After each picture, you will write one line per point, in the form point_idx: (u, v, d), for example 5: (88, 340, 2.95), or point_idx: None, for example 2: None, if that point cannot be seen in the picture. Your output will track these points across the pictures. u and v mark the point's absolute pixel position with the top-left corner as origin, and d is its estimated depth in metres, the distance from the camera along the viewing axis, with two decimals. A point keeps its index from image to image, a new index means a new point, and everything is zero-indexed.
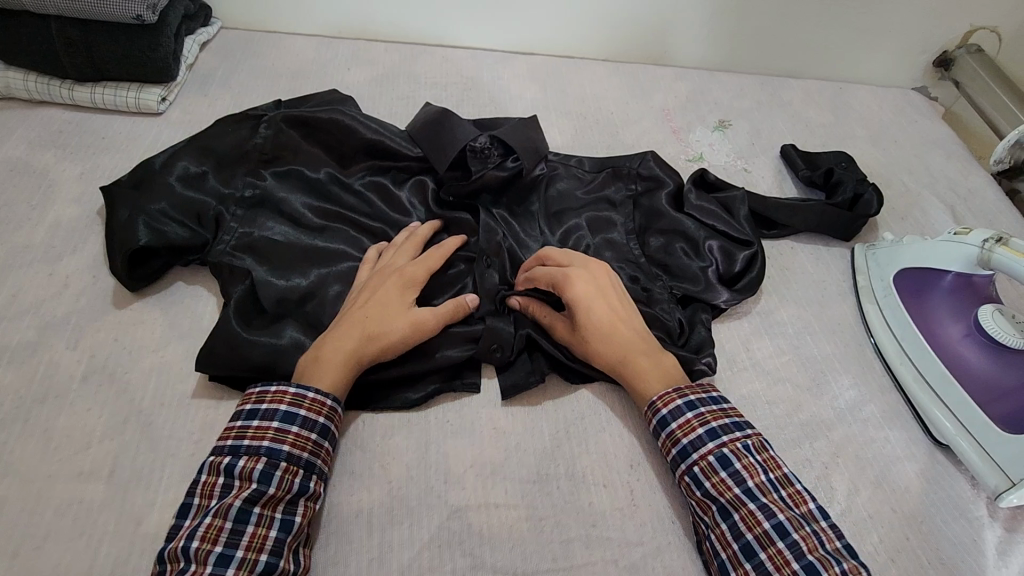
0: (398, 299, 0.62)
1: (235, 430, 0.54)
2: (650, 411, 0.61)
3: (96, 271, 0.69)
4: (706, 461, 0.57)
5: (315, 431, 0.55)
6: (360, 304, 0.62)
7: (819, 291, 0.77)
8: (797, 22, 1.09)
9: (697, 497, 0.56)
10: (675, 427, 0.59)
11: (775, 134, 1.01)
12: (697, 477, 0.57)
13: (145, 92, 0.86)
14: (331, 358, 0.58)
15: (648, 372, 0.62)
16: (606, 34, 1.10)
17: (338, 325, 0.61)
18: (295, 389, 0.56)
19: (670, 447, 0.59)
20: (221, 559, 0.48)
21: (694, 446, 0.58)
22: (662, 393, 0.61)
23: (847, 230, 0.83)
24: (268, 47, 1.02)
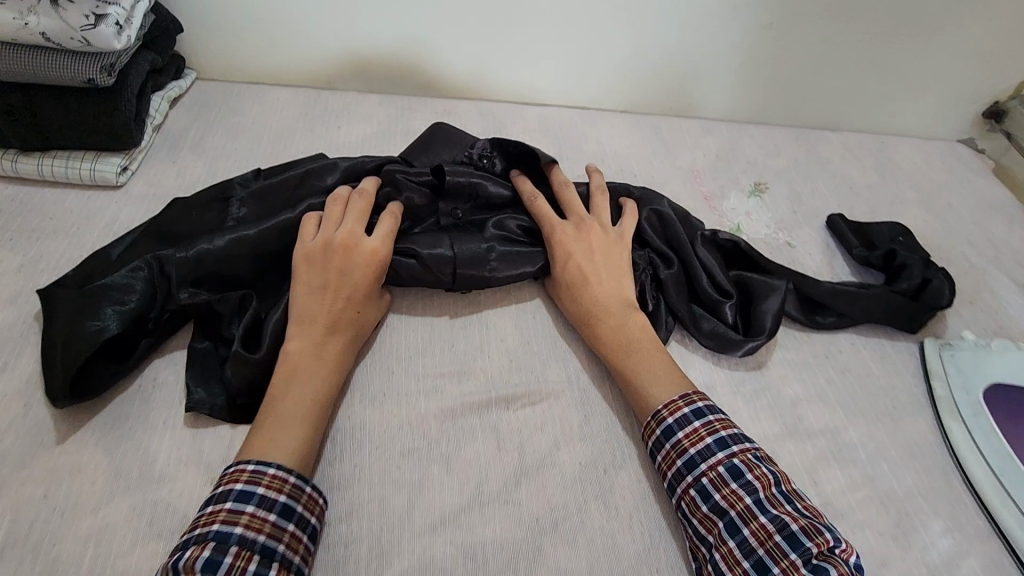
0: (367, 285, 0.62)
1: (188, 524, 0.48)
2: (655, 420, 0.58)
3: (28, 398, 0.57)
4: (716, 471, 0.54)
5: (293, 474, 0.51)
6: (339, 294, 0.61)
7: (892, 404, 0.66)
8: (838, 71, 0.98)
9: (703, 512, 0.53)
10: (682, 436, 0.56)
11: (817, 199, 0.90)
12: (705, 489, 0.53)
13: (103, 163, 0.75)
14: (324, 361, 0.58)
15: (653, 384, 0.60)
16: (624, 84, 0.99)
17: (319, 326, 0.59)
18: (254, 466, 0.50)
19: (676, 459, 0.55)
20: None
21: (702, 455, 0.55)
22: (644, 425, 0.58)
23: (913, 322, 0.72)
24: (248, 101, 0.91)
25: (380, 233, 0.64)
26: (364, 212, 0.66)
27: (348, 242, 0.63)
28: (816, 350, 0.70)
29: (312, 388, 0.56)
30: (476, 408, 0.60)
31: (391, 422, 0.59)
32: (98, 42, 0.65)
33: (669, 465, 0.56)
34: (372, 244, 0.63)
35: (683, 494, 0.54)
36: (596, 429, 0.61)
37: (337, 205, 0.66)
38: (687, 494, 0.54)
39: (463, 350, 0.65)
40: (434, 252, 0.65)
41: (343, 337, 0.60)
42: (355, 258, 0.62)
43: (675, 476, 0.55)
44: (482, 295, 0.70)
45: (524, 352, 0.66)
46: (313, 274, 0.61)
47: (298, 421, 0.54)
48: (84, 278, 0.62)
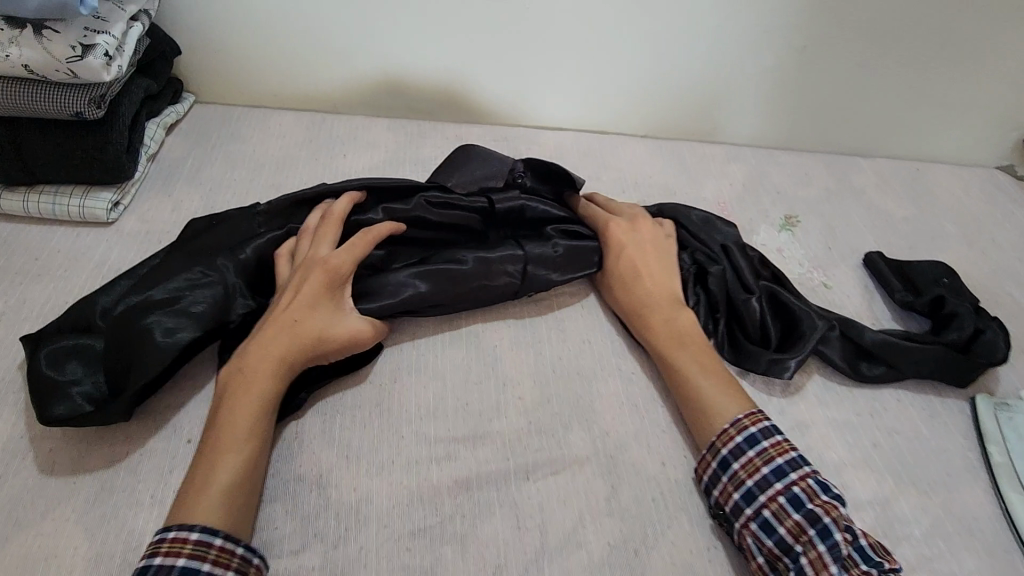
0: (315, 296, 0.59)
1: None
2: (737, 428, 0.56)
3: (6, 470, 0.52)
4: (806, 482, 0.53)
5: (195, 531, 0.47)
6: (285, 309, 0.58)
7: (943, 472, 0.61)
8: (873, 96, 0.92)
9: (793, 521, 0.51)
10: (768, 445, 0.55)
11: (853, 234, 0.84)
12: (798, 497, 0.52)
13: (93, 198, 0.70)
14: (262, 378, 0.55)
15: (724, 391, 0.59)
16: (645, 107, 0.94)
17: (265, 339, 0.57)
18: (157, 534, 0.47)
19: (763, 465, 0.54)
20: None
21: (791, 466, 0.54)
22: (720, 431, 0.57)
23: (961, 376, 0.67)
24: (248, 126, 0.86)
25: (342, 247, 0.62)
26: (331, 227, 0.64)
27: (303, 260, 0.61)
28: (859, 409, 0.65)
29: (251, 410, 0.53)
30: (494, 479, 0.56)
31: (401, 496, 0.54)
32: (85, 74, 0.61)
33: (751, 472, 0.54)
34: (325, 257, 0.61)
35: (768, 503, 0.53)
36: (623, 503, 0.56)
37: (306, 231, 0.65)
38: (775, 503, 0.52)
39: (478, 410, 0.60)
40: (505, 254, 0.67)
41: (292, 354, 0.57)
42: (305, 274, 0.60)
43: (761, 483, 0.53)
44: (498, 345, 0.65)
45: (544, 412, 0.61)
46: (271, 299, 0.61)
47: (228, 445, 0.51)
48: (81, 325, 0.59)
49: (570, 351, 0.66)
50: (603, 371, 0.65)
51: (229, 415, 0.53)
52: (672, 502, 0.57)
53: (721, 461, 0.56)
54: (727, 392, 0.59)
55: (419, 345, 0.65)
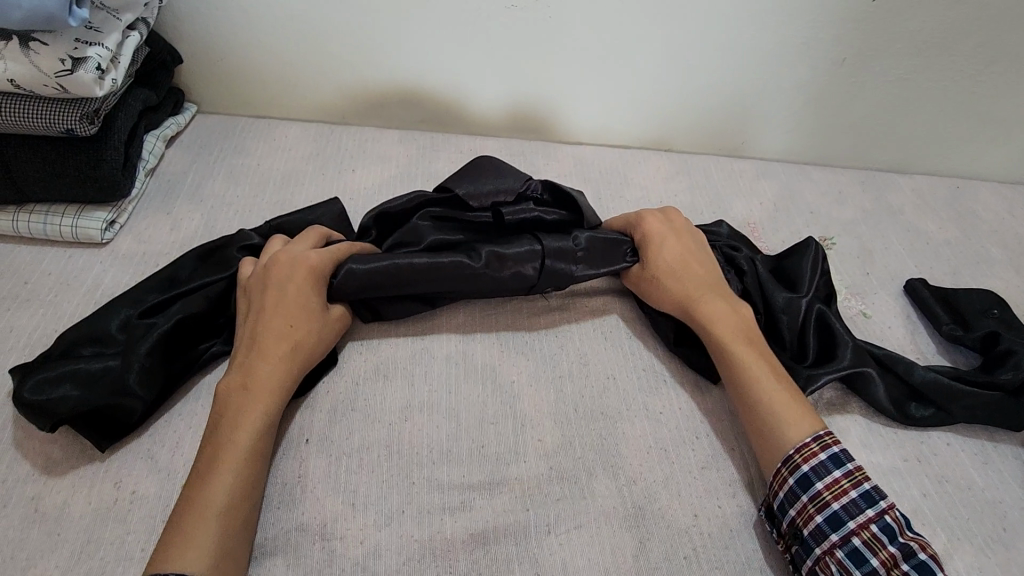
0: (308, 293, 0.57)
1: None
2: (821, 444, 0.53)
3: None
4: (894, 511, 0.51)
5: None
6: (275, 315, 0.56)
7: (1001, 526, 0.56)
8: (912, 109, 0.87)
9: (887, 552, 0.49)
10: (854, 468, 0.52)
11: (892, 258, 0.79)
12: (890, 529, 0.50)
13: (87, 218, 0.66)
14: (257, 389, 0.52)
15: (778, 402, 0.56)
16: (668, 120, 0.89)
17: (262, 344, 0.54)
18: None
19: (854, 490, 0.51)
20: None
21: (878, 492, 0.52)
22: (800, 446, 0.53)
23: (1019, 421, 0.61)
24: (252, 139, 0.81)
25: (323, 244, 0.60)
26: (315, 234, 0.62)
27: (280, 264, 0.58)
28: (906, 454, 0.60)
29: (251, 424, 0.51)
30: (513, 532, 0.51)
31: (412, 552, 0.50)
32: (75, 89, 0.57)
33: (842, 496, 0.51)
34: (306, 256, 0.59)
35: (858, 531, 0.50)
36: (653, 560, 0.51)
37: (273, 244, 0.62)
38: (867, 531, 0.50)
39: (495, 454, 0.56)
40: (521, 251, 0.62)
41: (289, 360, 0.54)
42: (286, 279, 0.57)
43: (850, 508, 0.51)
44: (517, 381, 0.61)
45: (566, 457, 0.56)
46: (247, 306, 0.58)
47: (228, 465, 0.49)
48: (69, 353, 0.55)
49: (593, 387, 0.61)
50: (629, 411, 0.60)
51: (224, 432, 0.50)
52: (706, 559, 0.52)
53: (803, 478, 0.52)
54: (789, 407, 0.55)
55: (431, 379, 0.60)
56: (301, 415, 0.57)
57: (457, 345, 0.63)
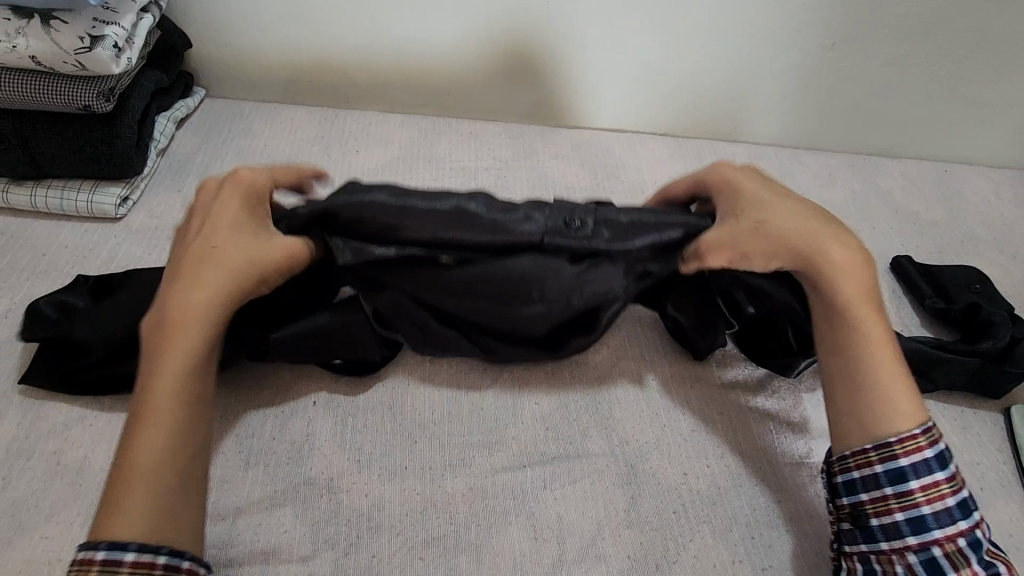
0: (232, 215, 0.54)
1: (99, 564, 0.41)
2: (930, 440, 0.49)
3: (8, 470, 0.51)
4: (983, 524, 0.49)
5: (101, 549, 0.42)
6: (195, 245, 0.52)
7: (977, 485, 0.59)
8: (902, 93, 0.89)
9: (970, 568, 0.47)
10: (954, 472, 0.50)
11: (880, 238, 0.81)
12: (977, 543, 0.48)
13: (101, 194, 0.68)
14: (179, 329, 0.48)
15: (890, 381, 0.51)
16: (665, 105, 0.92)
17: (187, 268, 0.51)
18: (106, 554, 0.42)
19: (951, 496, 0.49)
20: None
21: (972, 502, 0.50)
22: (908, 436, 0.49)
23: (996, 387, 0.64)
24: (259, 122, 0.84)
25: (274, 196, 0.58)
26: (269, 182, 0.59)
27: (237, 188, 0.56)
28: None
29: (172, 360, 0.47)
30: (510, 488, 0.54)
31: (414, 504, 0.52)
32: (94, 67, 0.60)
33: (938, 501, 0.49)
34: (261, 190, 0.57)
35: (944, 542, 0.48)
36: (643, 514, 0.54)
37: (204, 188, 0.57)
38: (954, 544, 0.48)
39: (493, 415, 0.58)
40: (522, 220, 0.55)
41: (211, 288, 0.49)
42: (217, 207, 0.54)
43: (943, 517, 0.48)
44: None
45: (561, 419, 0.58)
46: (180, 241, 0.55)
47: (155, 413, 0.46)
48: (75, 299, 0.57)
49: (588, 355, 0.63)
50: (623, 377, 0.62)
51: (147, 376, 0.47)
52: (695, 513, 0.54)
53: (897, 473, 0.49)
54: (903, 387, 0.51)
55: None
56: (309, 379, 0.59)
57: None
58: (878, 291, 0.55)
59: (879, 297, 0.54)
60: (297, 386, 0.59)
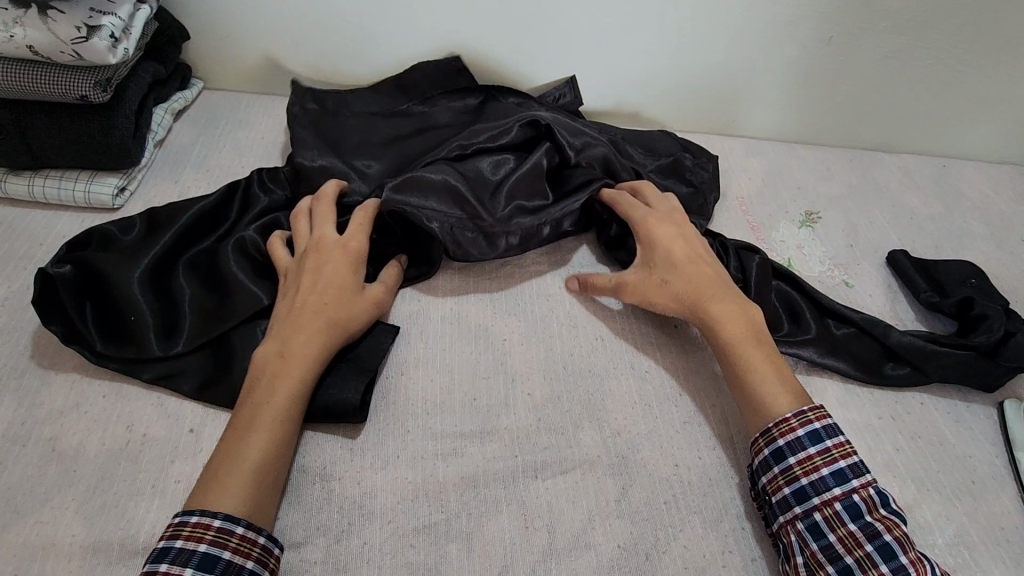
0: (342, 271, 0.59)
1: (211, 532, 0.45)
2: (799, 419, 0.53)
3: (4, 456, 0.51)
4: (867, 491, 0.51)
5: (218, 517, 0.46)
6: (311, 297, 0.57)
7: (969, 478, 0.59)
8: (899, 88, 0.89)
9: (846, 530, 0.49)
10: (831, 445, 0.52)
11: (876, 233, 0.81)
12: (855, 508, 0.50)
13: (98, 184, 0.69)
14: (292, 362, 0.53)
15: (767, 386, 0.56)
16: (661, 99, 0.92)
17: (312, 314, 0.56)
18: (221, 522, 0.46)
19: (822, 466, 0.51)
20: (204, 562, 0.44)
21: (853, 471, 0.51)
22: (781, 421, 0.54)
23: (991, 381, 0.64)
24: (257, 114, 0.84)
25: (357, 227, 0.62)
26: (327, 211, 0.64)
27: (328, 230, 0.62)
28: (880, 412, 0.63)
29: (289, 384, 0.52)
30: (501, 477, 0.54)
31: (406, 492, 0.53)
32: (90, 57, 0.60)
33: (811, 471, 0.52)
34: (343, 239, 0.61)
35: (822, 507, 0.50)
36: (634, 504, 0.54)
37: (301, 215, 0.64)
38: (830, 508, 0.50)
39: (486, 406, 0.58)
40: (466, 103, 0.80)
41: (320, 333, 0.55)
42: (327, 257, 0.59)
43: (817, 485, 0.51)
44: (509, 341, 0.63)
45: (554, 410, 0.59)
46: (288, 289, 0.58)
47: (264, 422, 0.50)
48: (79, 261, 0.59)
49: (580, 345, 0.64)
50: (616, 368, 0.63)
51: (260, 394, 0.52)
52: (686, 503, 0.55)
53: (776, 451, 0.53)
54: (775, 385, 0.56)
55: (426, 337, 0.63)
56: None
57: (452, 306, 0.65)
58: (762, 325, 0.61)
59: (760, 329, 0.60)
60: None
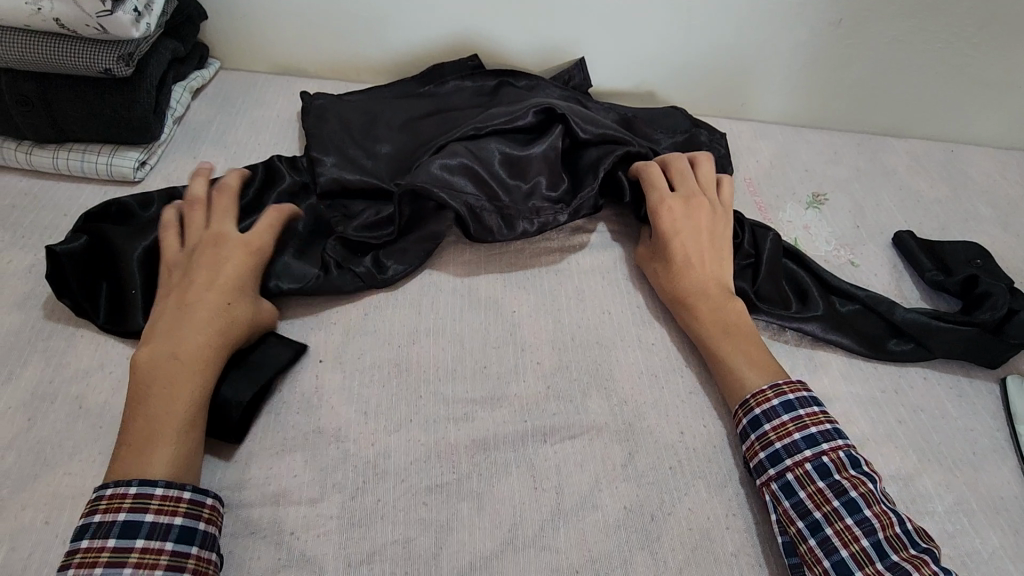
0: (238, 269, 0.59)
1: (128, 501, 0.46)
2: (773, 391, 0.56)
3: (32, 412, 0.53)
4: (836, 453, 0.53)
5: (133, 485, 0.47)
6: (202, 293, 0.56)
7: (970, 449, 0.60)
8: (908, 72, 0.89)
9: (815, 488, 0.52)
10: (803, 413, 0.55)
11: (883, 214, 0.82)
12: (824, 468, 0.52)
13: (120, 157, 0.71)
14: (182, 363, 0.52)
15: (742, 369, 0.59)
16: (671, 82, 0.92)
17: (200, 314, 0.55)
18: (137, 489, 0.46)
19: (795, 431, 0.54)
20: (126, 528, 0.45)
21: (824, 436, 0.54)
22: (756, 392, 0.57)
23: (993, 357, 0.65)
24: (273, 93, 0.86)
25: (263, 227, 0.62)
26: (230, 207, 0.64)
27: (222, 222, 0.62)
28: (884, 385, 0.64)
29: (187, 389, 0.51)
30: (511, 440, 0.56)
31: (418, 453, 0.54)
32: (114, 30, 0.62)
33: (784, 435, 0.54)
34: (241, 237, 0.61)
35: (793, 468, 0.53)
36: (640, 469, 0.56)
37: (197, 202, 0.63)
38: (800, 468, 0.53)
39: (496, 373, 0.60)
40: (479, 85, 0.82)
41: (211, 327, 0.55)
42: (225, 251, 0.59)
43: (789, 448, 0.53)
44: (519, 312, 0.65)
45: (562, 378, 0.60)
46: (177, 282, 0.57)
47: (167, 424, 0.50)
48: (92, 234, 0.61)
49: (590, 317, 0.65)
50: (623, 339, 0.64)
51: (156, 397, 0.51)
52: (691, 469, 0.56)
53: (754, 419, 0.56)
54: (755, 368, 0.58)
55: (438, 307, 0.64)
56: (317, 334, 0.61)
57: (463, 279, 0.67)
58: (746, 318, 0.63)
59: (744, 318, 0.63)
60: (307, 340, 0.61)
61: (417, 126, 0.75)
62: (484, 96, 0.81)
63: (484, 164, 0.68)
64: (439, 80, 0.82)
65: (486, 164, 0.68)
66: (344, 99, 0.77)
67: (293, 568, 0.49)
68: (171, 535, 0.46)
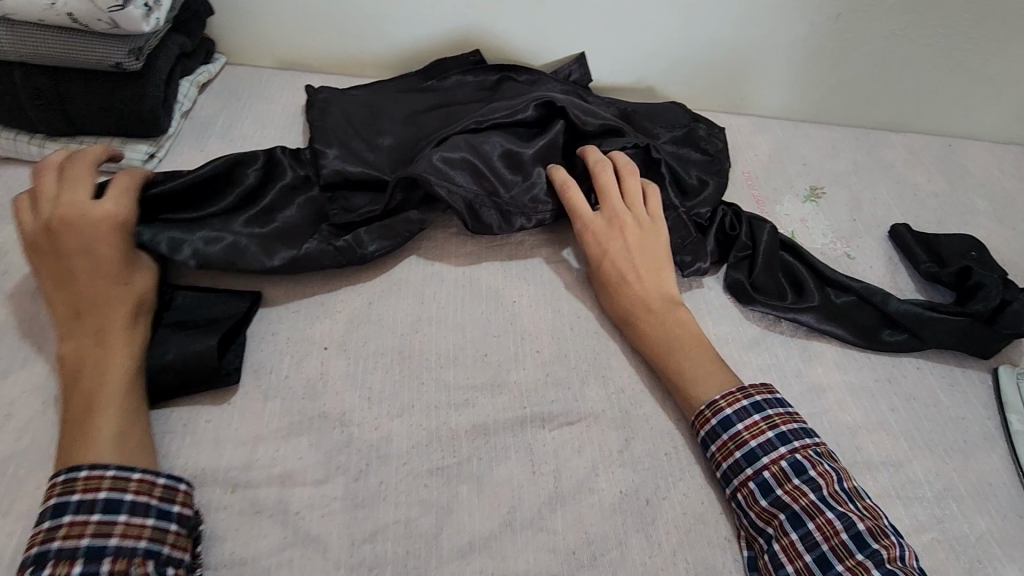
0: (112, 245, 0.58)
1: (58, 486, 0.47)
2: (711, 411, 0.56)
3: (47, 397, 0.55)
4: (778, 465, 0.53)
5: (61, 473, 0.47)
6: (89, 283, 0.56)
7: (961, 438, 0.61)
8: (907, 66, 0.90)
9: (761, 506, 0.52)
10: (743, 428, 0.55)
11: (880, 207, 0.83)
12: (766, 484, 0.53)
13: (130, 150, 0.73)
14: (105, 353, 0.53)
15: (698, 377, 0.59)
16: (671, 76, 0.93)
17: (92, 307, 0.55)
18: (65, 474, 0.47)
19: (735, 450, 0.55)
20: (55, 509, 0.46)
21: (764, 449, 0.54)
22: (698, 414, 0.57)
23: (986, 347, 0.66)
24: (279, 87, 0.87)
25: (114, 194, 0.60)
26: (84, 174, 0.61)
27: (75, 194, 0.59)
28: (877, 375, 0.65)
29: (113, 377, 0.53)
30: (510, 426, 0.57)
31: (420, 438, 0.56)
32: (126, 25, 0.64)
33: (726, 455, 0.55)
34: (100, 207, 0.58)
35: (740, 487, 0.54)
36: (636, 455, 0.57)
37: (49, 176, 0.60)
38: (746, 487, 0.53)
39: (495, 361, 0.61)
40: (480, 81, 0.84)
41: (127, 314, 0.56)
42: (91, 228, 0.57)
43: (733, 468, 0.54)
44: (518, 302, 0.66)
45: (560, 366, 0.62)
46: (54, 265, 0.57)
47: (96, 418, 0.50)
48: None
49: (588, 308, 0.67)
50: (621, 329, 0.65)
51: (84, 392, 0.52)
52: (686, 455, 0.58)
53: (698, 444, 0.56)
54: (711, 376, 0.59)
55: (439, 297, 0.66)
56: (322, 322, 0.63)
57: (464, 269, 0.68)
58: (698, 330, 0.62)
59: (694, 330, 0.62)
60: (313, 328, 0.62)
61: (420, 121, 0.76)
62: (486, 91, 0.83)
63: (481, 156, 0.69)
64: (442, 75, 0.83)
65: (483, 157, 0.69)
66: (349, 93, 0.79)
67: (298, 547, 0.50)
68: (97, 508, 0.46)
